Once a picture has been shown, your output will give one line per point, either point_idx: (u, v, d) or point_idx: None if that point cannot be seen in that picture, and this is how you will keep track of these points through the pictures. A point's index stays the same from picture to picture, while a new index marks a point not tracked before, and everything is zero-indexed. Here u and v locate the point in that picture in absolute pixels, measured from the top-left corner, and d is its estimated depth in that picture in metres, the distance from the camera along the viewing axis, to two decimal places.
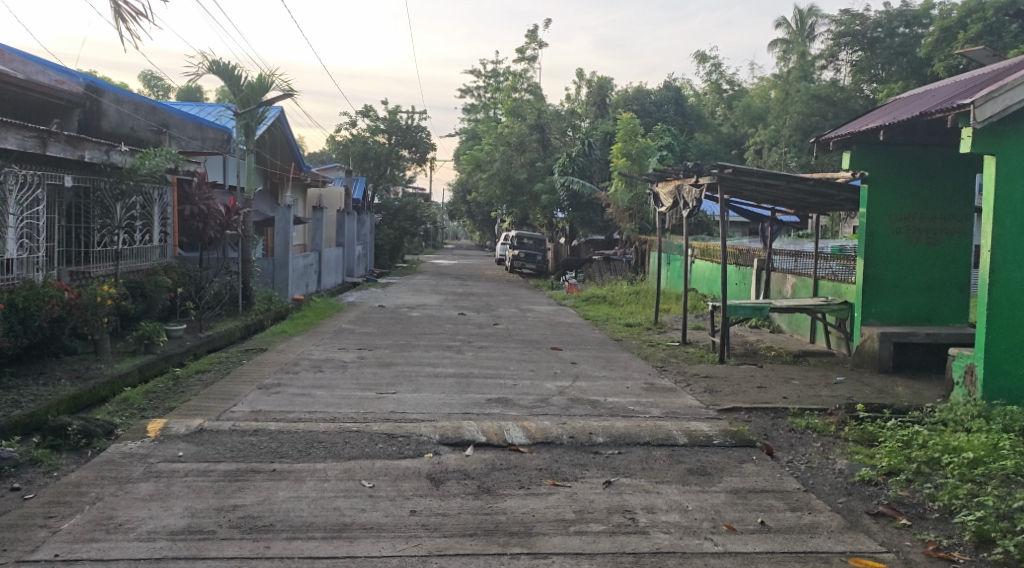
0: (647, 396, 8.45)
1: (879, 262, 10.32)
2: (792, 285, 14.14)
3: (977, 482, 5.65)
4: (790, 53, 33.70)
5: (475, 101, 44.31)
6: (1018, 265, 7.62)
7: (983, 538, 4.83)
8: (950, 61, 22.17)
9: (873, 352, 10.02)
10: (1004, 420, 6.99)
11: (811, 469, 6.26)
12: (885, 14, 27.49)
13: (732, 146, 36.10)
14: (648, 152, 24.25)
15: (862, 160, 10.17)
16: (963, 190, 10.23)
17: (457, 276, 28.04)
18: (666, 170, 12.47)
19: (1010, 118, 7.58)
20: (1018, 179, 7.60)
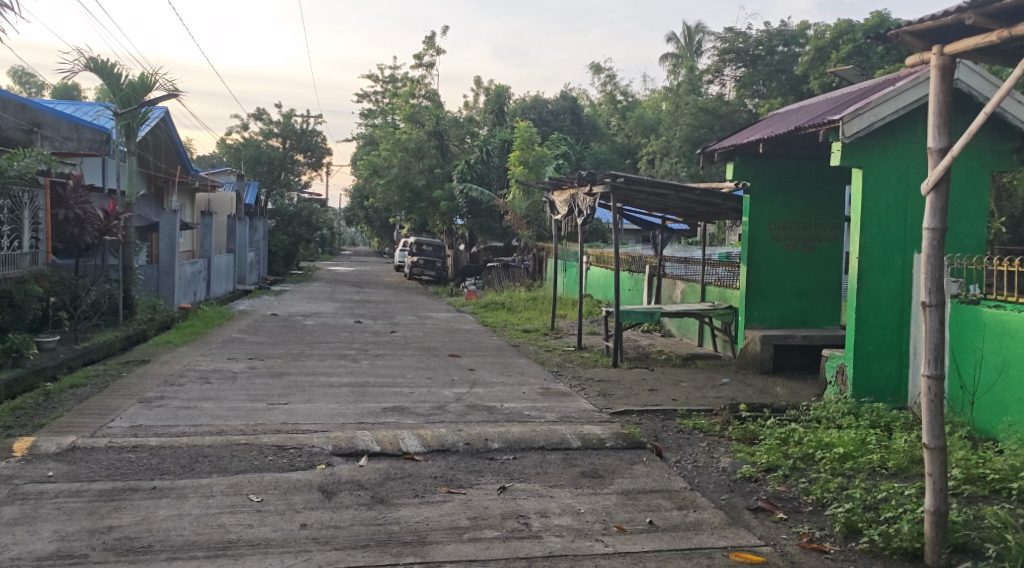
0: (542, 401, 8.55)
1: (761, 268, 10.80)
2: (681, 290, 14.64)
3: (847, 475, 6.01)
4: (679, 67, 34.81)
5: (372, 105, 43.84)
6: (884, 271, 8.12)
7: (851, 528, 5.11)
8: (824, 79, 23.48)
9: (755, 354, 10.50)
10: (872, 417, 7.45)
11: (697, 468, 6.49)
12: (765, 33, 28.86)
13: (626, 155, 36.88)
14: (545, 160, 24.60)
15: (744, 171, 10.57)
16: (834, 201, 10.85)
17: (355, 282, 27.62)
18: (562, 178, 12.68)
19: (876, 134, 8.09)
20: (881, 190, 8.13)
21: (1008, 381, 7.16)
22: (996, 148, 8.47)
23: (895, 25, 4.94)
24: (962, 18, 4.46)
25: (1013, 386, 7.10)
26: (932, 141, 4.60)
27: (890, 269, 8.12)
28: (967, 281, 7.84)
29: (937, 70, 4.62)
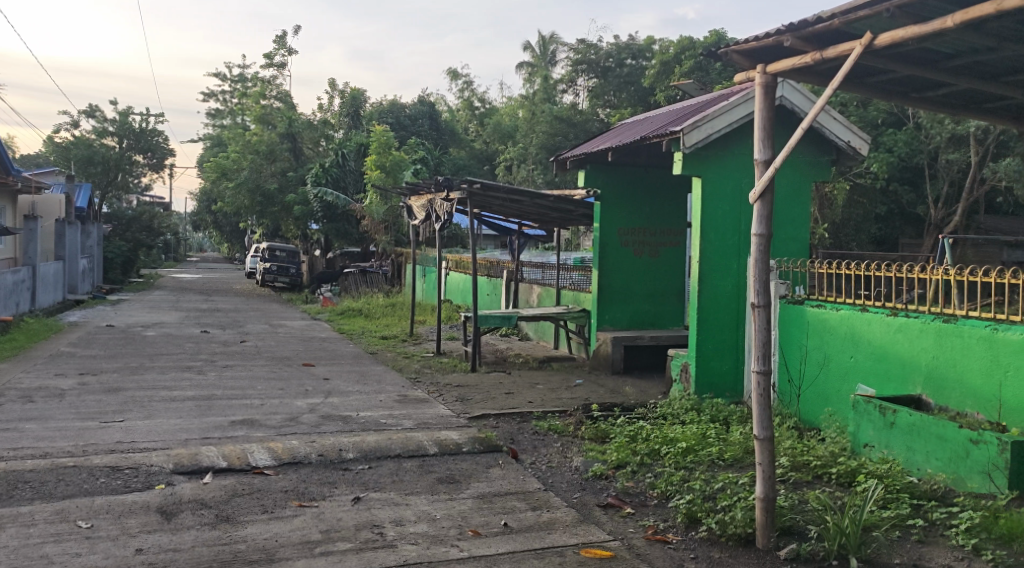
0: (399, 409, 8.48)
1: (611, 272, 11.16)
2: (538, 294, 14.94)
3: (688, 468, 6.33)
4: (534, 76, 35.40)
5: (220, 105, 42.04)
6: (721, 273, 8.60)
7: (692, 518, 5.38)
8: (669, 92, 24.60)
9: (606, 355, 10.86)
10: (713, 411, 7.89)
11: (551, 468, 6.63)
12: (614, 46, 29.81)
13: (483, 161, 37.14)
14: (403, 165, 24.49)
15: (594, 178, 10.89)
16: (677, 208, 11.42)
17: (201, 290, 26.38)
18: (418, 183, 12.63)
19: (713, 145, 8.58)
20: (719, 198, 8.62)
21: (829, 374, 7.77)
22: (816, 161, 9.18)
23: (724, 44, 5.19)
24: (781, 40, 4.75)
25: (833, 378, 7.73)
26: (758, 153, 4.94)
27: (726, 273, 8.62)
28: (794, 283, 8.43)
29: (761, 87, 4.96)
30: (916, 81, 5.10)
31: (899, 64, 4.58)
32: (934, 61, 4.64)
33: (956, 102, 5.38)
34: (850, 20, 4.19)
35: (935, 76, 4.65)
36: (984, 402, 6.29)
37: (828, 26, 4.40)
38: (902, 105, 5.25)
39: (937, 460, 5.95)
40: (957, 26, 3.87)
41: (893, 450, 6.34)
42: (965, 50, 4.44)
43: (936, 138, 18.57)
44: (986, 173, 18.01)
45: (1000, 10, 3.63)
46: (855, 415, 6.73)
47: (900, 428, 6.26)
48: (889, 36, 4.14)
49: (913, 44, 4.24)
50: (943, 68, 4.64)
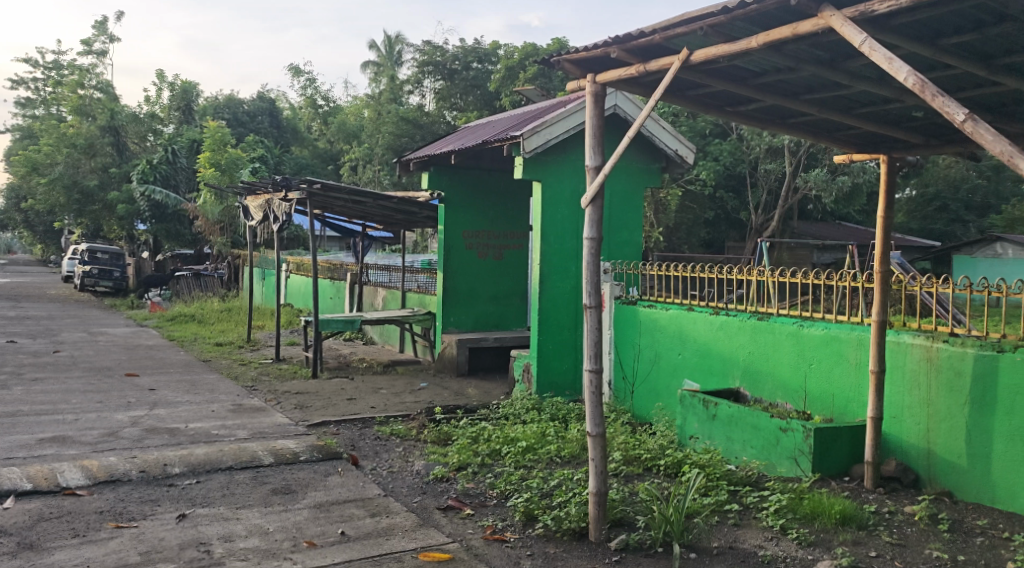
0: (233, 419, 8.10)
1: (456, 274, 11.19)
2: (383, 298, 14.76)
3: (527, 467, 6.45)
4: (379, 76, 34.81)
5: (31, 93, 38.62)
6: (560, 276, 8.84)
7: (529, 516, 5.46)
8: (514, 96, 24.98)
9: (451, 358, 10.88)
10: (553, 411, 8.09)
11: (392, 474, 6.55)
12: (460, 49, 29.63)
13: (328, 161, 36.10)
14: (240, 163, 23.46)
15: (438, 180, 10.86)
16: (518, 211, 11.62)
17: (10, 296, 24.11)
18: (255, 183, 12.16)
19: (553, 151, 8.78)
20: (557, 202, 8.84)
21: (660, 372, 8.16)
22: (648, 168, 9.63)
23: (557, 53, 5.29)
24: (607, 52, 4.92)
25: (663, 375, 8.12)
26: (588, 159, 5.14)
27: (565, 275, 8.86)
28: (628, 284, 8.79)
29: (591, 96, 5.18)
30: (729, 95, 5.43)
31: (713, 79, 4.85)
32: (744, 77, 4.95)
33: (765, 117, 5.76)
34: (669, 35, 4.42)
35: (745, 92, 4.97)
36: (793, 393, 6.81)
37: (649, 41, 4.58)
38: (718, 117, 5.57)
39: (753, 449, 6.39)
40: (760, 47, 4.15)
41: (715, 440, 6.74)
42: (770, 69, 4.77)
43: (757, 149, 19.77)
44: (801, 182, 19.46)
45: (795, 34, 3.92)
46: (682, 409, 7.11)
47: (721, 420, 6.67)
48: (702, 52, 4.38)
49: (725, 61, 4.51)
50: (752, 85, 4.96)
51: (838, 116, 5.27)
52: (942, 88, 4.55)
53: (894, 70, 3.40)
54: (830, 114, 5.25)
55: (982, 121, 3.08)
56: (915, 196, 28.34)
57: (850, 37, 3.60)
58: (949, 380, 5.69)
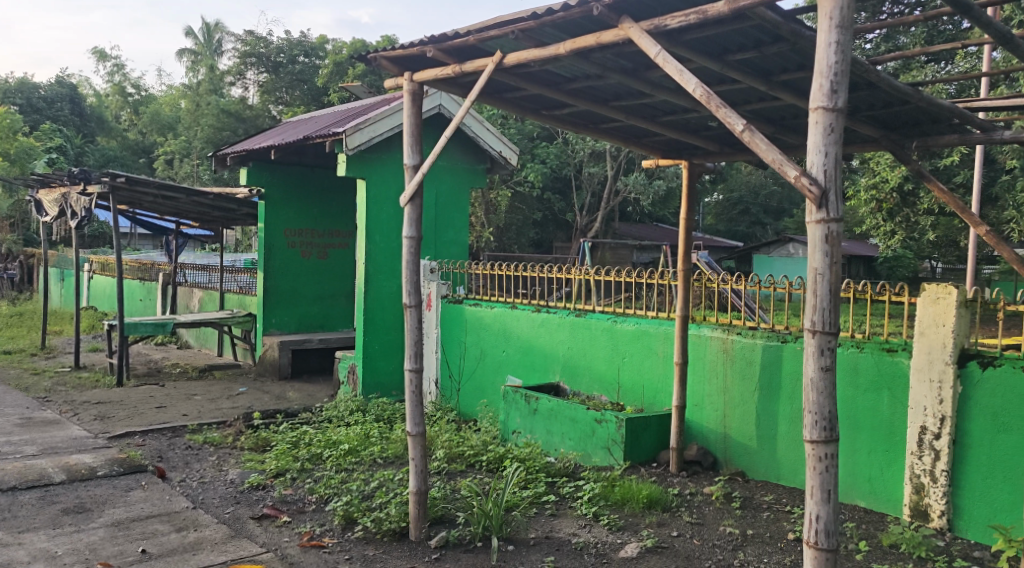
0: (21, 434, 7.41)
1: (278, 274, 10.82)
2: (199, 299, 14.03)
3: (349, 469, 6.35)
4: (196, 65, 32.90)
5: None
6: (386, 275, 8.77)
7: (348, 520, 5.38)
8: (341, 92, 24.43)
9: (273, 360, 10.52)
10: (378, 412, 8.00)
11: (203, 484, 6.24)
12: (285, 42, 28.55)
13: (140, 154, 33.73)
14: (34, 153, 21.46)
15: (258, 176, 10.44)
16: (344, 209, 11.40)
17: None
18: (48, 175, 11.16)
19: (376, 149, 8.68)
20: (382, 201, 8.76)
21: (484, 369, 8.31)
22: (473, 168, 9.74)
23: (372, 49, 5.20)
24: (423, 51, 4.90)
25: (488, 372, 8.27)
26: (407, 158, 5.14)
27: (390, 274, 8.80)
28: (454, 283, 8.82)
29: (408, 95, 5.17)
30: (543, 99, 5.58)
31: (527, 82, 4.98)
32: (556, 82, 5.12)
33: (578, 121, 5.98)
34: (482, 38, 4.49)
35: (557, 96, 5.14)
36: (608, 385, 7.13)
37: (464, 42, 4.63)
38: (535, 120, 5.72)
39: (571, 441, 6.63)
40: (568, 54, 4.31)
41: (536, 434, 6.94)
42: (580, 75, 4.95)
43: (580, 152, 20.42)
44: (621, 185, 20.35)
45: (598, 43, 4.10)
46: (505, 405, 7.26)
47: (542, 414, 6.88)
48: (514, 56, 4.49)
49: (536, 66, 4.65)
50: (564, 90, 5.13)
51: (644, 123, 5.56)
52: (731, 100, 4.92)
53: (683, 82, 3.64)
54: (636, 121, 5.54)
55: (758, 132, 3.37)
56: (722, 200, 30.43)
57: (646, 49, 3.82)
58: (743, 370, 6.17)
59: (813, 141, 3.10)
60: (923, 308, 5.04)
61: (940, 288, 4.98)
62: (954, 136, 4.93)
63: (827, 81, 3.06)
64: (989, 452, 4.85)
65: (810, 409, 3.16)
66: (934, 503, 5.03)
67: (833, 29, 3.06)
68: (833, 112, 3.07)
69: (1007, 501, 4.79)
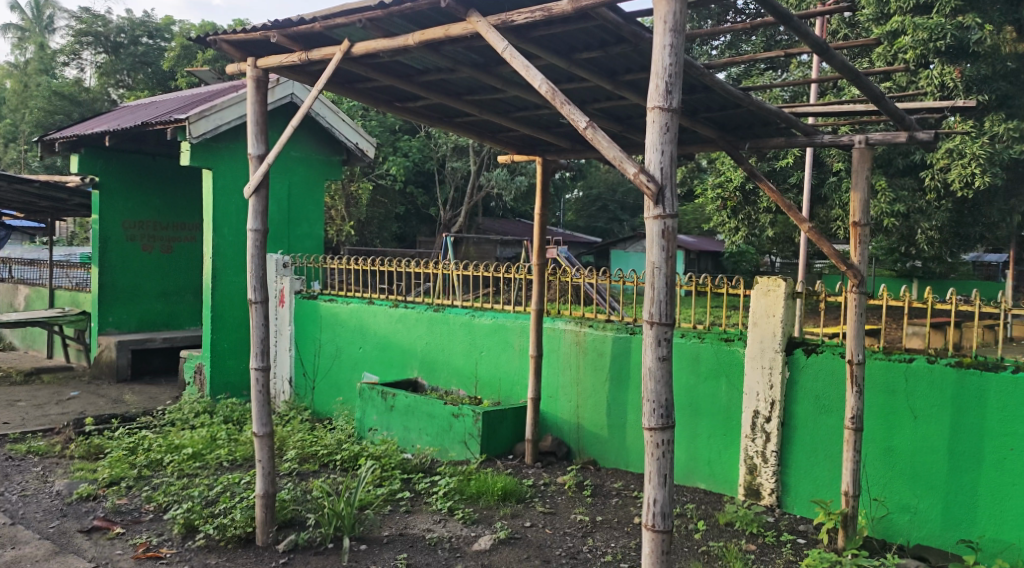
0: None
1: (116, 269, 10.16)
2: (25, 297, 12.94)
3: (193, 474, 6.04)
4: (24, 42, 30.23)
5: None
6: (235, 270, 8.42)
7: (189, 528, 5.12)
8: (189, 78, 23.18)
9: (110, 361, 9.86)
10: (225, 413, 7.67)
11: (25, 498, 5.76)
12: (127, 21, 26.65)
13: None
14: None
15: (92, 164, 9.74)
16: (190, 200, 10.86)
17: None
18: None
19: (223, 137, 8.29)
20: (230, 193, 8.38)
21: (340, 366, 8.14)
22: (328, 160, 9.51)
23: (211, 32, 4.95)
24: (267, 36, 4.70)
25: (343, 369, 8.10)
26: (252, 147, 4.94)
27: (239, 268, 8.45)
28: (309, 279, 8.55)
29: (252, 81, 4.96)
30: (395, 90, 5.50)
31: (377, 73, 4.89)
32: (408, 74, 5.05)
33: (432, 114, 5.93)
34: (329, 25, 4.37)
35: (410, 88, 5.07)
36: (465, 380, 7.15)
37: (310, 29, 4.49)
38: (387, 112, 5.63)
39: (428, 436, 6.60)
40: (417, 45, 4.26)
41: (392, 431, 6.86)
42: (432, 68, 4.91)
43: (443, 147, 20.30)
44: (483, 181, 20.41)
45: (448, 35, 4.09)
46: (361, 402, 7.14)
47: (399, 410, 6.81)
48: (363, 46, 4.41)
49: (386, 57, 4.58)
50: (416, 82, 5.07)
51: (496, 118, 5.58)
52: (580, 97, 5.03)
53: (529, 78, 3.68)
54: (490, 116, 5.55)
55: (600, 129, 3.45)
56: (582, 196, 31.16)
57: (493, 43, 3.83)
58: (595, 361, 6.34)
59: (651, 140, 3.21)
60: (756, 300, 5.35)
61: (771, 280, 5.29)
62: (783, 139, 5.26)
63: (663, 82, 3.18)
64: (812, 433, 5.22)
65: (648, 398, 3.28)
66: (765, 482, 5.37)
67: (668, 32, 3.17)
68: (669, 112, 3.19)
69: (827, 477, 5.17)
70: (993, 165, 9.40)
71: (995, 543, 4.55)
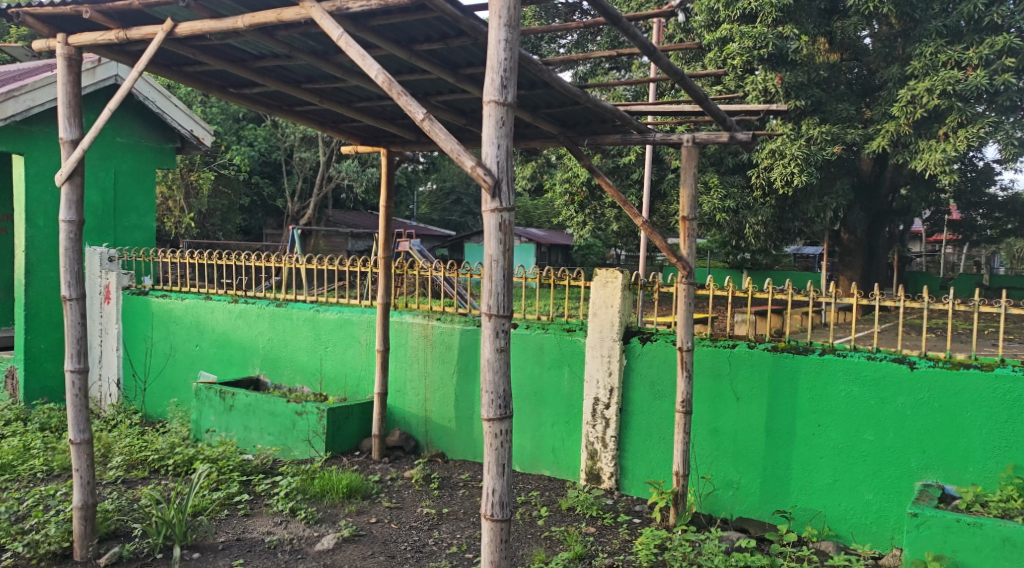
0: None
1: None
2: None
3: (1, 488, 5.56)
4: None
5: None
6: (53, 264, 7.79)
7: None
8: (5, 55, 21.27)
9: None
10: (41, 419, 7.09)
11: None
12: None
13: None
14: None
15: None
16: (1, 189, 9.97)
17: None
18: None
19: (37, 120, 7.63)
20: (46, 181, 7.73)
21: (174, 365, 7.72)
22: (159, 148, 8.97)
23: (15, 4, 4.54)
24: (79, 11, 4.37)
25: (178, 369, 7.69)
26: (64, 132, 4.58)
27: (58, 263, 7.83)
28: (139, 274, 8.05)
29: (63, 59, 4.60)
30: (228, 75, 5.25)
31: (205, 56, 4.66)
32: (241, 58, 4.84)
33: (270, 102, 5.71)
34: (150, 3, 4.12)
35: (242, 74, 4.86)
36: (310, 376, 6.96)
37: (127, 6, 4.21)
38: (219, 98, 5.37)
39: (269, 436, 6.38)
40: (247, 29, 4.09)
41: (231, 432, 6.58)
42: (266, 54, 4.73)
43: (290, 137, 19.60)
44: (333, 172, 19.86)
45: (280, 20, 3.95)
46: (196, 402, 6.79)
47: (238, 410, 6.54)
48: (188, 27, 4.18)
49: (214, 39, 4.37)
50: (250, 68, 4.86)
51: (337, 108, 5.44)
52: (422, 89, 5.00)
53: (365, 67, 3.61)
54: (330, 105, 5.40)
55: (437, 121, 3.45)
56: (435, 189, 31.07)
57: (327, 30, 3.73)
58: (442, 354, 6.34)
59: (487, 133, 3.23)
60: (596, 291, 5.51)
61: (609, 271, 5.47)
62: (619, 136, 5.43)
63: (499, 76, 3.21)
64: (648, 418, 5.45)
65: (487, 389, 3.31)
66: (605, 466, 5.56)
67: (503, 27, 3.21)
68: (504, 106, 3.23)
69: (661, 459, 5.42)
70: (809, 166, 10.15)
71: (806, 511, 4.94)
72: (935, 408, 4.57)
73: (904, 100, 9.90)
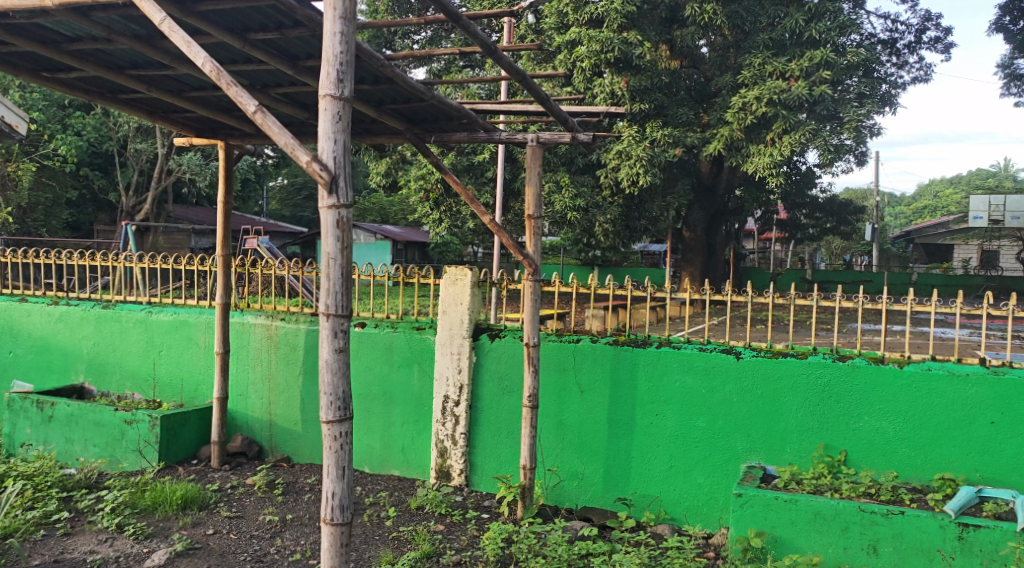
0: None
1: None
2: None
3: None
4: None
5: None
6: None
7: None
8: None
9: None
10: None
11: None
12: None
13: None
14: None
15: None
16: None
17: None
18: None
19: None
20: None
21: None
22: None
23: None
24: None
25: None
26: None
27: None
28: None
29: None
30: (40, 58, 4.85)
31: (11, 36, 4.29)
32: (55, 40, 4.49)
33: (91, 88, 5.32)
34: None
35: (57, 57, 4.51)
36: (141, 382, 6.55)
37: None
38: (31, 82, 4.97)
39: (95, 447, 5.96)
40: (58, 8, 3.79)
41: (51, 445, 6.09)
42: (84, 36, 4.41)
43: (124, 126, 18.37)
44: (172, 165, 18.79)
45: None
46: (10, 414, 6.23)
47: (59, 421, 6.06)
48: None
49: (21, 18, 4.02)
50: (65, 51, 4.51)
51: (167, 97, 5.13)
52: (259, 80, 4.82)
53: (191, 55, 3.42)
54: (159, 94, 5.10)
55: (270, 114, 3.32)
56: (285, 184, 30.07)
57: (149, 14, 3.51)
58: (286, 356, 6.14)
59: (323, 128, 3.15)
60: (445, 288, 5.50)
61: (459, 269, 5.48)
62: (465, 134, 5.43)
63: (334, 70, 3.14)
64: (495, 414, 5.51)
65: (325, 391, 3.23)
66: (455, 463, 5.57)
67: (338, 20, 3.14)
68: (341, 101, 3.16)
69: (509, 454, 5.49)
70: (652, 166, 10.58)
71: (644, 497, 5.14)
72: (757, 394, 4.88)
73: (737, 107, 10.51)
